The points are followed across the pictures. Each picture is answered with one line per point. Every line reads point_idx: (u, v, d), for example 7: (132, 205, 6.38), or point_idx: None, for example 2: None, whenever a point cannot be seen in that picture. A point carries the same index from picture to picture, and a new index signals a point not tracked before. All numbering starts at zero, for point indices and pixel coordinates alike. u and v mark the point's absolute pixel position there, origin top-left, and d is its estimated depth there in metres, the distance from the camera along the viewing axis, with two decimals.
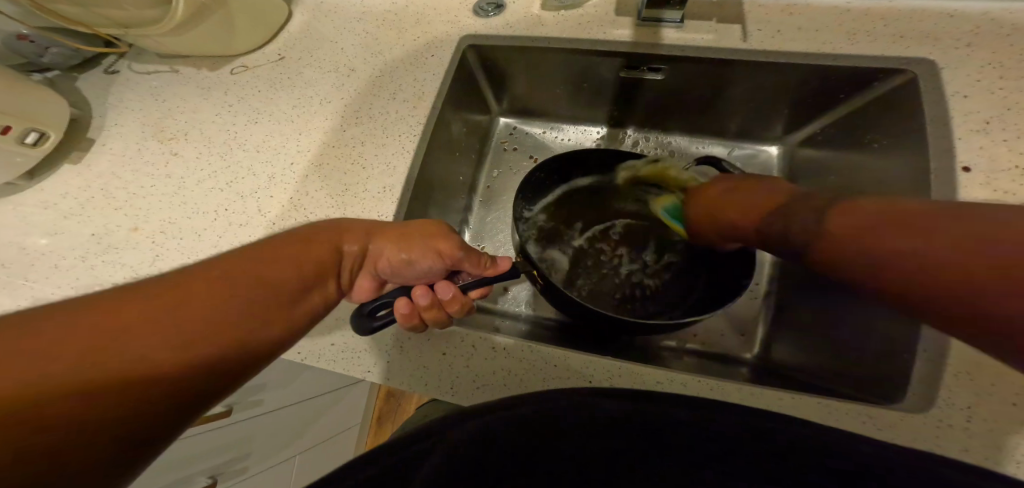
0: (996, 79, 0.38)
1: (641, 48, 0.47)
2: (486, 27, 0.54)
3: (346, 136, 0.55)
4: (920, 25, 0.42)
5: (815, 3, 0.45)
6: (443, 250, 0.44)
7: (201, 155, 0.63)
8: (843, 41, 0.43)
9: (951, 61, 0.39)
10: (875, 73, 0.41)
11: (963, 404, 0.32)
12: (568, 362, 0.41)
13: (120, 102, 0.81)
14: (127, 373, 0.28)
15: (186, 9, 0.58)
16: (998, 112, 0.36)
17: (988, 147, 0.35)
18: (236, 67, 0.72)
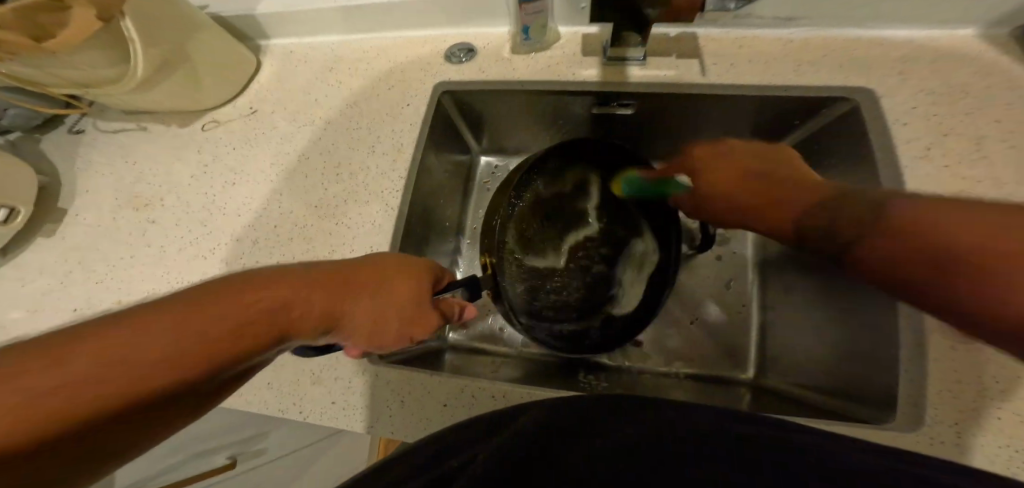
0: (941, 107, 0.40)
1: (610, 87, 0.48)
2: (459, 74, 0.55)
3: (328, 194, 0.55)
4: (870, 54, 0.44)
5: (769, 33, 0.47)
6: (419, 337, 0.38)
7: (181, 221, 0.63)
8: (793, 72, 0.44)
9: (888, 89, 0.42)
10: (823, 101, 0.43)
11: (951, 421, 0.35)
12: None
13: (89, 164, 0.79)
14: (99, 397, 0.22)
15: (148, 67, 0.56)
16: (936, 138, 0.39)
17: (931, 174, 0.38)
18: (207, 123, 0.70)
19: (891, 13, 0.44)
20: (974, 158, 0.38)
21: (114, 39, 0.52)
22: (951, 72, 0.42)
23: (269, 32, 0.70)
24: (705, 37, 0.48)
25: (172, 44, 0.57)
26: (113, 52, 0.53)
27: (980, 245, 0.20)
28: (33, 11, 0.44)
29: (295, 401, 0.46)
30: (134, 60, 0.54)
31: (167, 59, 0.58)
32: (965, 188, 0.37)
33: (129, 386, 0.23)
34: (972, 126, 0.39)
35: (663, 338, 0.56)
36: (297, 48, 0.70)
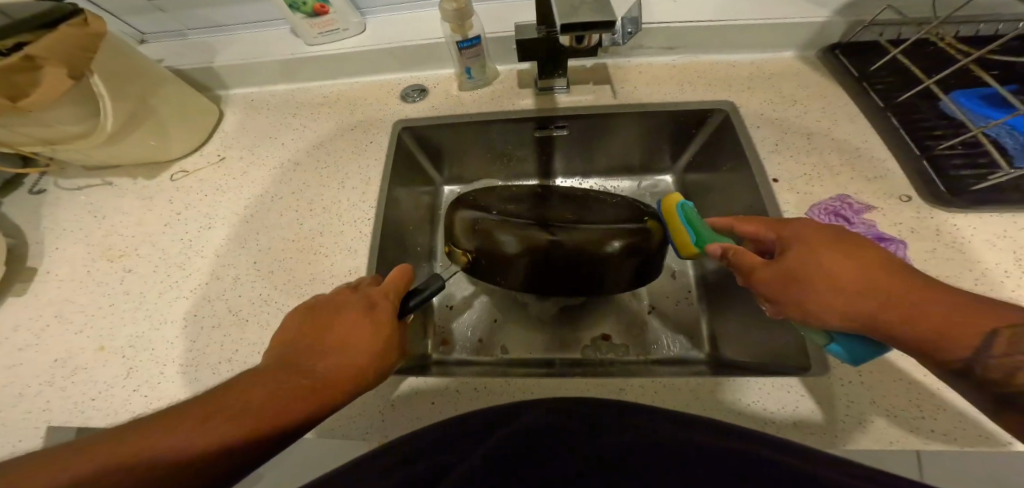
0: (800, 111, 0.51)
1: (544, 112, 0.56)
2: (414, 111, 0.62)
3: (305, 228, 0.60)
4: (745, 73, 0.55)
5: (656, 60, 0.57)
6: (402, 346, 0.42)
7: (158, 267, 0.66)
8: (679, 91, 0.54)
9: (744, 101, 0.53)
10: (705, 112, 0.53)
11: (849, 362, 0.41)
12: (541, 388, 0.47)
13: (56, 223, 0.80)
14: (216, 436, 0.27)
15: (116, 121, 0.60)
16: (781, 136, 0.50)
17: (783, 162, 0.48)
18: (176, 173, 0.73)
19: (749, 41, 0.55)
20: (828, 147, 0.48)
21: (84, 96, 0.56)
22: (781, 85, 0.53)
23: (229, 83, 0.75)
24: (614, 66, 0.57)
25: (138, 98, 0.61)
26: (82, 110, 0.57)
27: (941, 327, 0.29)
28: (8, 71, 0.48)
29: None
30: (104, 116, 0.58)
31: (135, 113, 0.62)
32: (812, 171, 0.47)
33: (247, 430, 0.28)
34: (823, 123, 0.50)
35: (629, 325, 0.60)
36: (258, 96, 0.75)
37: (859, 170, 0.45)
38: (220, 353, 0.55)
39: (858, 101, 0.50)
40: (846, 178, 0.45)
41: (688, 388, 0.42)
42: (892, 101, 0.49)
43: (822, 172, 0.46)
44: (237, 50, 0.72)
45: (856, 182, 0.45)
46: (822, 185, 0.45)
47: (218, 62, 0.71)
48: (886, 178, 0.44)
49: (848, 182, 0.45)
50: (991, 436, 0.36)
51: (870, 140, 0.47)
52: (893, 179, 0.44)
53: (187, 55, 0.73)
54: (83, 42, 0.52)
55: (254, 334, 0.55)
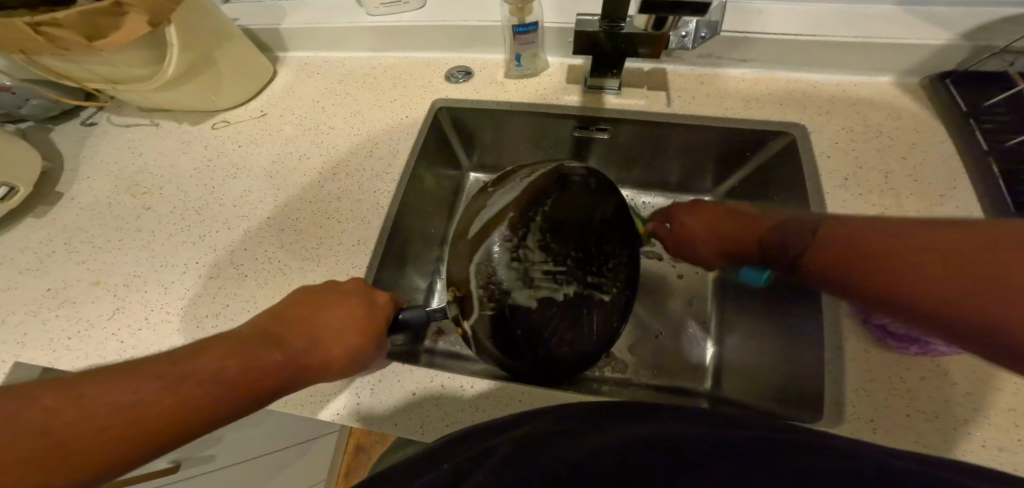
0: (863, 145, 0.47)
1: (588, 111, 0.54)
2: (457, 91, 0.61)
3: (324, 191, 0.58)
4: (813, 101, 0.51)
5: (720, 74, 0.54)
6: (347, 359, 0.37)
7: (175, 209, 0.65)
8: (739, 107, 0.51)
9: (815, 126, 0.48)
10: (765, 134, 0.49)
11: (867, 418, 0.35)
12: (532, 396, 0.42)
13: (94, 154, 0.81)
14: None
15: (177, 68, 0.61)
16: (852, 171, 0.45)
17: (848, 201, 0.43)
18: (217, 123, 0.74)
19: (827, 61, 0.51)
20: (889, 188, 0.44)
21: (156, 41, 0.57)
22: (863, 113, 0.49)
23: (289, 45, 0.76)
24: (673, 72, 0.55)
25: (203, 49, 0.62)
26: (151, 53, 0.58)
27: (998, 274, 0.23)
28: (92, 13, 0.47)
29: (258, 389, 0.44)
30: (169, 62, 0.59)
31: (197, 61, 0.63)
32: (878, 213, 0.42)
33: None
34: (900, 164, 0.45)
35: (637, 344, 0.54)
36: (314, 61, 0.76)
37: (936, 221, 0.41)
38: (213, 303, 0.53)
39: (954, 143, 0.45)
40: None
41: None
42: (1002, 144, 0.43)
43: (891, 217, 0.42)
44: (303, 14, 0.74)
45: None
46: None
47: (284, 23, 0.73)
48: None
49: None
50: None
51: (958, 189, 0.43)
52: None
53: (256, 14, 0.76)
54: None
55: (249, 289, 0.53)
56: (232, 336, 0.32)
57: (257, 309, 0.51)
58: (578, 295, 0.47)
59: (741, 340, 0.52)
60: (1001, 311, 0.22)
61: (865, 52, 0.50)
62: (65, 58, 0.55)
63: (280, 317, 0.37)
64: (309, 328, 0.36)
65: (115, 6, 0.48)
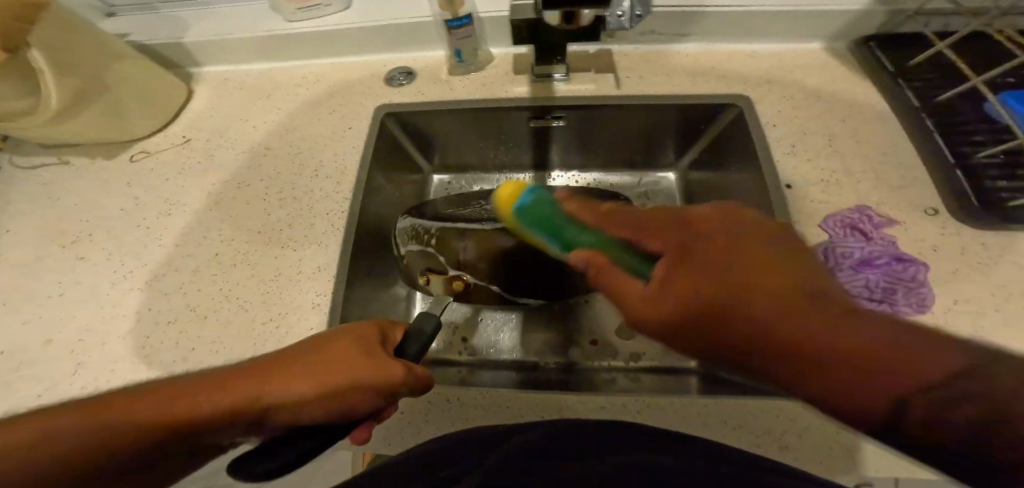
0: (803, 110, 0.48)
1: (539, 101, 0.52)
2: (399, 94, 0.58)
3: (273, 219, 0.53)
4: (751, 72, 0.52)
5: (663, 51, 0.54)
6: (357, 389, 0.30)
7: (113, 256, 0.60)
8: (687, 84, 0.51)
9: (760, 97, 0.50)
10: (712, 107, 0.50)
11: None
12: (521, 400, 0.42)
13: (5, 204, 0.71)
14: None
15: (61, 100, 0.53)
16: (800, 137, 0.47)
17: (801, 167, 0.45)
18: (135, 153, 0.66)
19: (763, 30, 0.52)
20: (834, 151, 0.45)
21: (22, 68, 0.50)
22: (803, 80, 0.51)
23: (201, 59, 0.69)
24: (618, 54, 0.54)
25: (91, 74, 0.54)
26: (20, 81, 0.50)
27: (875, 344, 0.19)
28: None
29: None
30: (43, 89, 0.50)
31: (86, 87, 0.54)
32: (830, 176, 0.44)
33: None
34: (843, 126, 0.47)
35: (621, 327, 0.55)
36: (234, 75, 0.69)
37: (883, 179, 0.43)
38: (173, 354, 0.48)
39: (890, 102, 0.47)
40: (866, 187, 0.43)
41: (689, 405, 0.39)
42: (932, 101, 0.46)
43: (840, 179, 0.44)
44: (212, 22, 0.67)
45: (877, 192, 0.42)
46: (842, 193, 0.43)
47: (190, 36, 0.66)
48: (913, 188, 0.42)
49: (871, 192, 0.42)
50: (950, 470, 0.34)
51: (899, 145, 0.45)
52: (918, 192, 0.42)
53: (155, 27, 0.68)
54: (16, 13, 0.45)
55: (211, 334, 0.48)
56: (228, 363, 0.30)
57: (223, 356, 0.46)
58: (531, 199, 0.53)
59: None
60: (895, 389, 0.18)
61: (796, 18, 0.51)
62: None
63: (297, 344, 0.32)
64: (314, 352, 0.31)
65: None
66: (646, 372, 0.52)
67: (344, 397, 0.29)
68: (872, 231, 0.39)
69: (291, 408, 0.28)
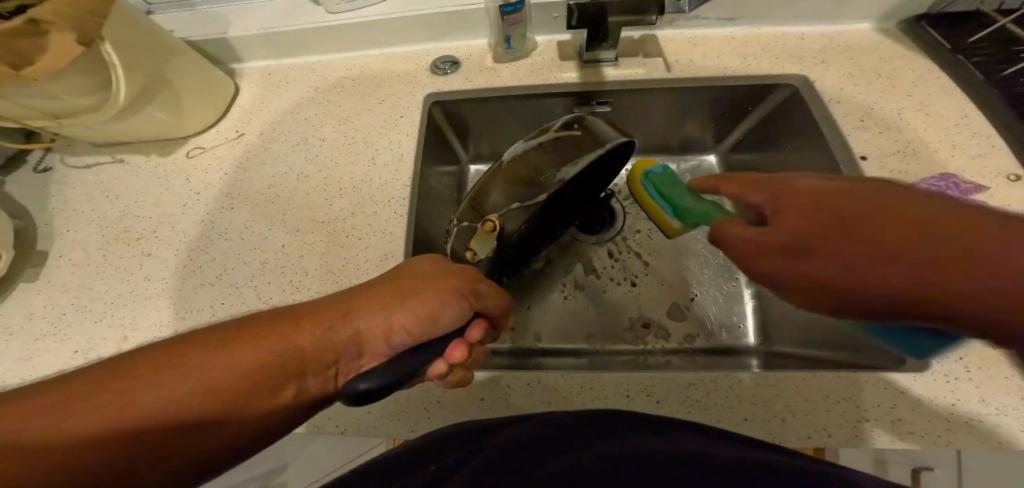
0: (853, 87, 0.50)
1: (589, 86, 0.54)
2: (447, 83, 0.59)
3: (335, 209, 0.56)
4: (796, 51, 0.53)
5: (709, 32, 0.55)
6: (453, 297, 0.36)
7: (179, 251, 0.60)
8: (738, 64, 0.52)
9: (816, 76, 0.51)
10: (765, 87, 0.51)
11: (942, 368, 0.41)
12: (602, 382, 0.43)
13: (65, 204, 0.72)
14: (115, 416, 0.24)
15: (128, 95, 0.55)
16: (864, 111, 0.48)
17: (871, 139, 0.46)
18: (191, 149, 0.68)
19: (814, 10, 0.53)
20: (894, 124, 0.47)
21: (95, 64, 0.51)
22: (859, 58, 0.52)
23: (244, 55, 0.71)
24: (663, 38, 0.55)
25: (153, 69, 0.56)
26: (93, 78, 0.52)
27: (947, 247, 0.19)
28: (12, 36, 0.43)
29: (329, 415, 0.44)
30: (115, 87, 0.53)
31: (148, 83, 0.57)
32: (901, 146, 0.45)
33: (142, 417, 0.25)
34: (902, 101, 0.48)
35: (673, 310, 0.60)
36: (276, 69, 0.71)
37: (960, 147, 0.44)
38: None
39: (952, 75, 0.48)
40: (946, 157, 0.44)
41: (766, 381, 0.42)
42: (994, 75, 0.47)
43: (915, 149, 0.45)
44: (254, 18, 0.68)
45: (958, 160, 0.43)
46: (918, 161, 0.44)
47: (234, 31, 0.67)
48: (991, 155, 0.43)
49: (950, 161, 0.44)
50: (990, 434, 0.37)
51: (970, 115, 0.46)
52: (998, 158, 0.43)
53: (198, 24, 0.69)
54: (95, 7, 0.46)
55: None
56: (334, 296, 0.35)
57: None
58: (543, 146, 0.51)
59: None
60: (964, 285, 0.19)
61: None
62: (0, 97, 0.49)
63: (383, 281, 0.36)
64: (403, 280, 0.36)
65: (32, 24, 0.43)
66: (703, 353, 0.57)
67: (437, 314, 0.35)
68: (961, 194, 0.40)
69: (387, 329, 0.34)
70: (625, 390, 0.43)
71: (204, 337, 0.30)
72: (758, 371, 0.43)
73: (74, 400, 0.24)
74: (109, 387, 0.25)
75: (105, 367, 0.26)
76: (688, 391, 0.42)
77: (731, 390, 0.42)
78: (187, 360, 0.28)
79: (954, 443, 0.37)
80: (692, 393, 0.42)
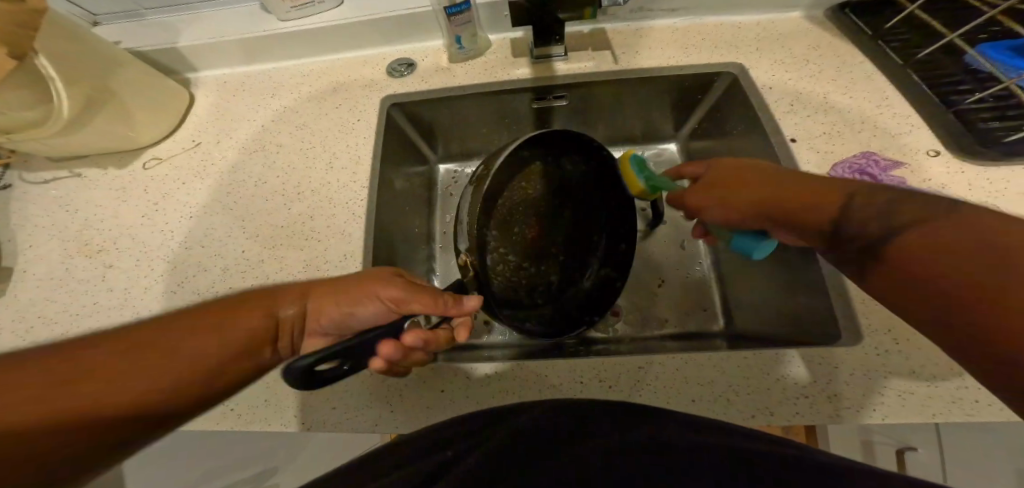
0: (793, 73, 0.51)
1: (541, 82, 0.54)
2: (402, 85, 0.59)
3: (293, 212, 0.56)
4: (737, 39, 0.54)
5: (654, 25, 0.56)
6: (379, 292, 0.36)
7: (140, 262, 0.60)
8: (681, 55, 0.53)
9: (754, 64, 0.52)
10: (711, 76, 0.52)
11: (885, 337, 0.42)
12: (557, 370, 0.44)
13: (26, 220, 0.69)
14: (91, 394, 0.26)
15: (72, 107, 0.54)
16: (795, 96, 0.49)
17: (801, 122, 0.48)
18: (147, 161, 0.67)
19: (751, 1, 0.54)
20: (830, 107, 0.48)
21: (33, 78, 0.50)
22: (794, 45, 0.53)
23: (197, 64, 0.70)
24: (611, 31, 0.56)
25: (98, 80, 0.55)
26: (33, 92, 0.51)
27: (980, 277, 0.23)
28: None
29: (294, 415, 0.45)
30: (57, 100, 0.52)
31: (96, 94, 0.56)
32: (831, 129, 0.47)
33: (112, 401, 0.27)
34: (835, 84, 0.50)
35: (639, 296, 0.62)
36: (231, 77, 0.70)
37: (882, 127, 0.46)
38: None
39: (875, 59, 0.50)
40: (869, 136, 0.46)
41: (714, 365, 0.43)
42: (915, 58, 0.49)
43: (842, 130, 0.46)
44: (202, 27, 0.67)
45: (880, 139, 0.45)
46: (843, 141, 0.46)
47: (182, 41, 0.66)
48: (910, 135, 0.45)
49: (871, 141, 0.45)
50: (924, 409, 0.39)
51: (890, 100, 0.47)
52: (921, 135, 0.45)
53: (146, 35, 0.68)
54: (20, 18, 0.45)
55: None
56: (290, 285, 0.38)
57: None
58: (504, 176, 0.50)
59: (736, 269, 0.60)
60: (991, 279, 0.23)
61: None
62: None
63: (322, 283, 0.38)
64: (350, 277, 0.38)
65: None
66: (670, 338, 0.58)
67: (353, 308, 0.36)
68: (881, 174, 0.41)
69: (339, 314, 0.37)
70: (578, 377, 0.44)
71: (171, 322, 0.31)
72: (705, 353, 0.44)
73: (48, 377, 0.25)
74: (57, 364, 0.26)
75: (68, 346, 0.28)
76: (636, 377, 0.43)
77: (677, 371, 0.43)
78: (160, 347, 0.29)
79: (890, 416, 0.39)
80: (641, 377, 0.43)
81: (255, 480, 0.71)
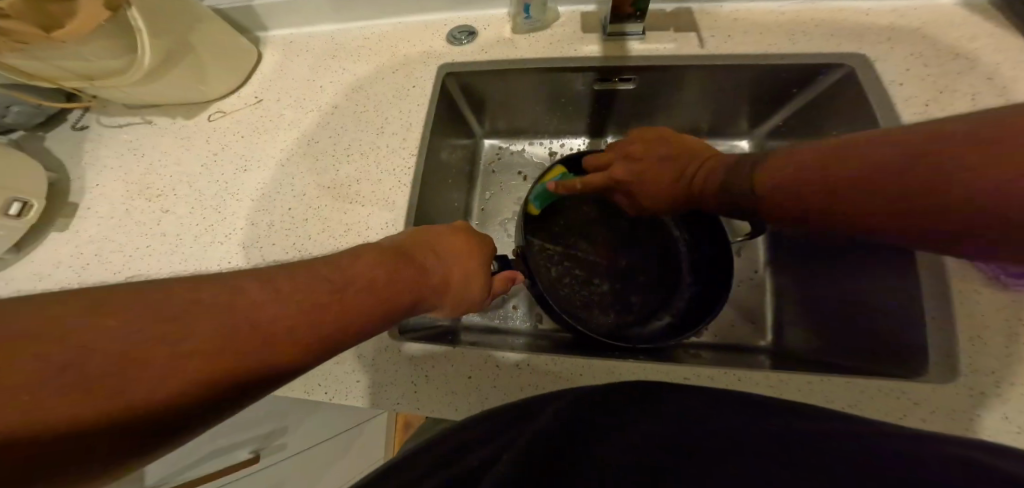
0: (921, 67, 0.45)
1: (612, 62, 0.51)
2: (461, 53, 0.58)
3: (341, 176, 0.55)
4: (850, 28, 0.49)
5: (754, 7, 0.51)
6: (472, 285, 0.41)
7: (194, 209, 0.61)
8: (785, 41, 0.49)
9: (879, 54, 0.46)
10: (820, 68, 0.47)
11: (988, 370, 0.36)
12: (592, 369, 0.41)
13: (97, 160, 0.72)
14: (197, 356, 0.21)
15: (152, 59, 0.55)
16: (932, 95, 0.44)
17: None
18: (213, 114, 0.69)
19: None
20: (957, 110, 0.42)
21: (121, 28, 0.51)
22: (917, 39, 0.47)
23: (268, 22, 0.71)
24: (699, 11, 0.52)
25: (179, 34, 0.56)
26: (119, 41, 0.52)
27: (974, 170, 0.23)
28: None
29: (318, 380, 0.43)
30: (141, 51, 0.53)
31: (174, 47, 0.57)
32: None
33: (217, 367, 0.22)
34: (957, 85, 0.44)
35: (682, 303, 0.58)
36: (299, 37, 0.70)
37: None
38: None
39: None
40: None
41: (770, 385, 0.38)
42: None
43: None
44: None
45: None
46: None
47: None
48: None
49: None
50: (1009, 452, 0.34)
51: None
52: None
53: None
54: None
55: None
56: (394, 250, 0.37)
57: None
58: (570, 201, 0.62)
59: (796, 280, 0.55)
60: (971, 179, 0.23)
61: None
62: (34, 57, 0.50)
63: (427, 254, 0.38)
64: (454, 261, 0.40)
65: None
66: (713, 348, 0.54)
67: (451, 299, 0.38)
68: None
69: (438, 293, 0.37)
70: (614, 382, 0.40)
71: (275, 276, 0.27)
72: (760, 371, 0.39)
73: (150, 332, 0.21)
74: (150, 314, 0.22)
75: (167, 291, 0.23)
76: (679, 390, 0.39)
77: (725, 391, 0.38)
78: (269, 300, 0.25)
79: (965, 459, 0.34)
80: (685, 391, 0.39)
81: (265, 437, 0.69)
